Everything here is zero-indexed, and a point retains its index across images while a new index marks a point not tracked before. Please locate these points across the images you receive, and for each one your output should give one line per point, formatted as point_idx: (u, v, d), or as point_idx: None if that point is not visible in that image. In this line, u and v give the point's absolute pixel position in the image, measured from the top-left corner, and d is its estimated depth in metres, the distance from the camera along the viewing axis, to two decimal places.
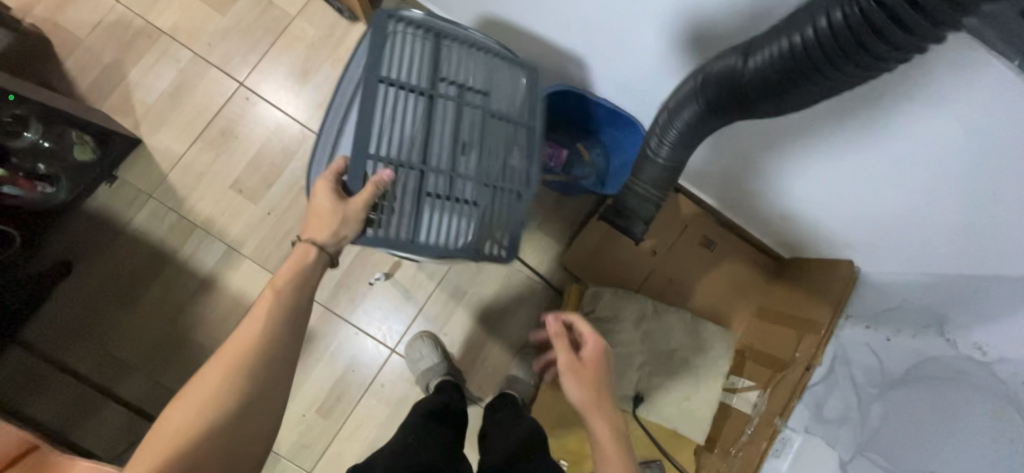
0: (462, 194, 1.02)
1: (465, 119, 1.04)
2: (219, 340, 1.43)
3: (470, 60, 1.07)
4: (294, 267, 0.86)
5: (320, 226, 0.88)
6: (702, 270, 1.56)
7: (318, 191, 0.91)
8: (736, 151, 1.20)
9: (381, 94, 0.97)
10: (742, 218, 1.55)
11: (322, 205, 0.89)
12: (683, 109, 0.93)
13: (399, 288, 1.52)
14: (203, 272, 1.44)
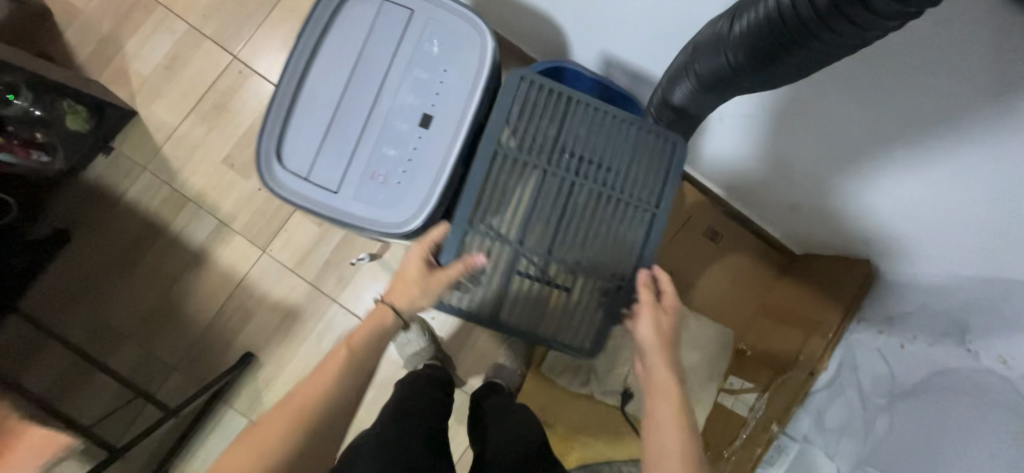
0: (557, 279, 0.97)
1: (583, 207, 0.96)
2: (208, 315, 1.44)
3: (599, 130, 0.96)
4: (373, 326, 0.90)
5: (402, 292, 0.92)
6: (703, 264, 1.50)
7: (408, 256, 0.95)
8: (772, 133, 1.08)
9: (495, 169, 0.93)
10: (751, 210, 1.44)
11: (408, 273, 0.93)
12: (677, 85, 0.87)
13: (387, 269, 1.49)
14: (194, 246, 1.44)
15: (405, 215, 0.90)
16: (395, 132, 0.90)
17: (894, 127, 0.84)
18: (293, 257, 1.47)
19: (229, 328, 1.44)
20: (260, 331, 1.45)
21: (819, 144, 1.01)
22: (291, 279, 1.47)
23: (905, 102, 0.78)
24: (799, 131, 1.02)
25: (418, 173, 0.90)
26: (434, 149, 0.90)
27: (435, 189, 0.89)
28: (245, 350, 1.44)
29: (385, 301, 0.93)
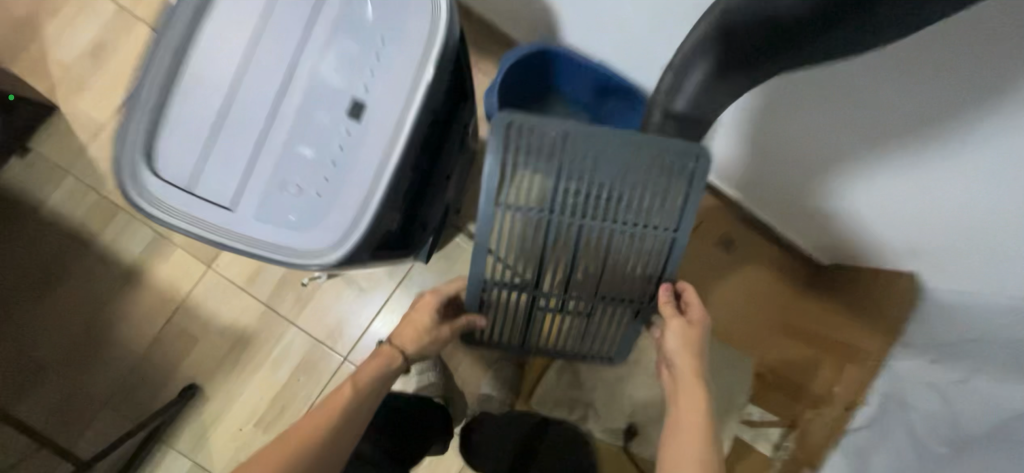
0: (575, 309, 0.94)
1: (600, 247, 0.87)
2: (144, 342, 1.24)
3: (604, 155, 0.80)
4: (378, 369, 0.85)
5: (412, 337, 0.90)
6: (717, 278, 1.31)
7: (420, 301, 0.93)
8: (779, 129, 0.91)
9: (505, 225, 0.85)
10: (769, 212, 1.23)
11: (421, 318, 0.91)
12: (692, 66, 0.67)
13: (354, 287, 1.29)
14: (128, 262, 1.25)
15: (336, 232, 0.70)
16: (319, 126, 0.70)
17: (892, 119, 0.74)
18: (244, 273, 1.27)
19: (170, 356, 1.25)
20: (206, 360, 1.26)
21: (812, 142, 0.88)
22: (242, 298, 1.27)
23: (908, 88, 0.67)
24: (786, 127, 0.89)
25: (349, 177, 0.70)
26: (366, 149, 0.70)
27: (372, 197, 0.70)
28: (188, 382, 1.25)
29: (392, 341, 0.90)
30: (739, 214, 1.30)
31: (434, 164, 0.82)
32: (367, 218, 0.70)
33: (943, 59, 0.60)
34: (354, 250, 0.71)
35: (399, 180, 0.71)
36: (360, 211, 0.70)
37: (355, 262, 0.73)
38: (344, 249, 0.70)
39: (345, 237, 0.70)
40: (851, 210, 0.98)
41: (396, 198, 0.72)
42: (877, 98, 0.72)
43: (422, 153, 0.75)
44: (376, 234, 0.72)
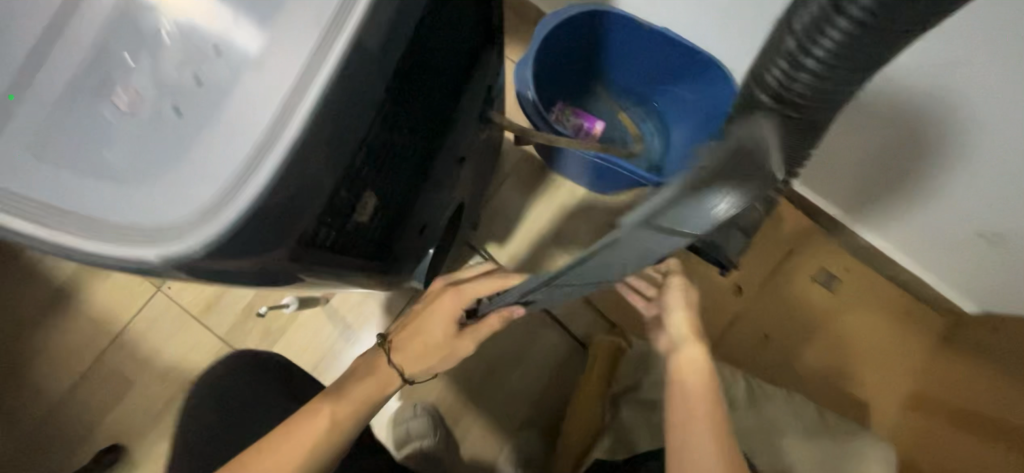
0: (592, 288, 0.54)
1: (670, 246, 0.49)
2: (66, 381, 0.97)
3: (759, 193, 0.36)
4: (366, 395, 0.61)
5: (416, 357, 0.61)
6: (816, 325, 0.99)
7: (435, 304, 0.62)
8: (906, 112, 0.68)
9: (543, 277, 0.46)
10: (898, 241, 0.90)
11: (434, 333, 0.61)
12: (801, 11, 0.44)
13: (335, 322, 0.99)
14: (60, 280, 1.00)
15: (169, 212, 0.34)
16: (205, 22, 0.37)
17: (933, 133, 0.68)
18: (199, 299, 1.00)
19: (95, 403, 0.97)
20: (137, 411, 0.97)
21: (866, 176, 0.82)
22: (193, 332, 0.99)
23: (920, 103, 0.65)
24: (838, 166, 0.84)
25: (229, 115, 0.34)
26: (280, 40, 0.35)
27: (262, 158, 0.33)
28: (112, 438, 0.96)
29: (393, 356, 0.62)
30: (844, 242, 0.98)
31: (433, 135, 0.52)
32: (243, 197, 0.33)
33: (939, 65, 0.59)
34: (198, 251, 0.34)
35: (339, 134, 0.36)
36: (230, 183, 0.33)
37: (221, 272, 0.37)
38: (177, 245, 0.33)
39: (185, 226, 0.34)
40: (932, 244, 0.86)
41: (351, 170, 0.40)
42: (898, 117, 0.69)
43: (406, 104, 0.44)
44: (290, 234, 0.37)
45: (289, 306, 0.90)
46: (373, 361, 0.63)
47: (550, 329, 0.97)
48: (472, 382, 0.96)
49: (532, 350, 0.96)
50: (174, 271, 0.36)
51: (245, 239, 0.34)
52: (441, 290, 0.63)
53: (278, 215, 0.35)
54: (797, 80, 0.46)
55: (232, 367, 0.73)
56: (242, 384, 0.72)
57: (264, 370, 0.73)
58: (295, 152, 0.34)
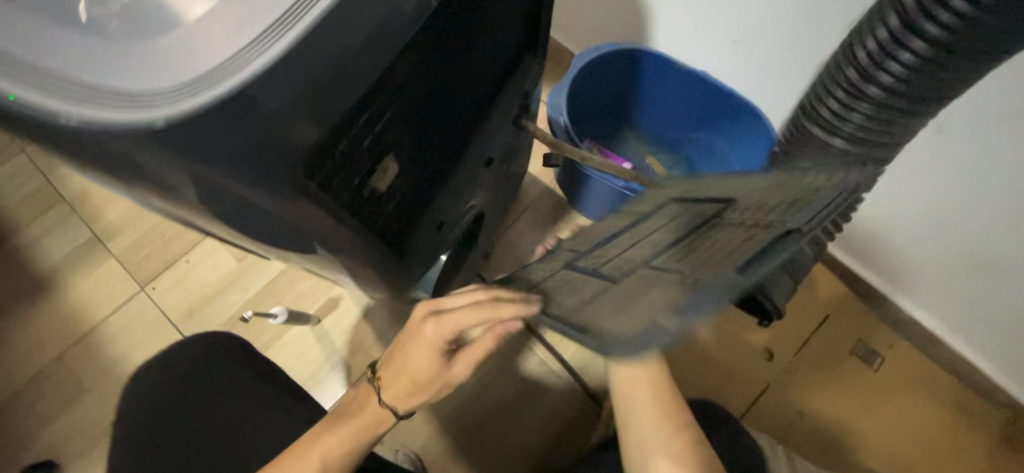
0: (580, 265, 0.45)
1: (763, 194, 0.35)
2: (17, 381, 0.88)
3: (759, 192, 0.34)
4: (360, 433, 0.54)
5: (406, 391, 0.52)
6: (857, 406, 0.88)
7: (415, 336, 0.50)
8: (953, 174, 0.63)
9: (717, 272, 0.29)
10: (946, 317, 0.82)
11: (418, 369, 0.50)
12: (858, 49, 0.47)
13: (323, 345, 0.90)
14: (42, 268, 0.94)
15: (85, 72, 0.24)
16: None
17: (969, 199, 0.64)
18: (181, 304, 0.92)
19: (40, 410, 0.86)
20: (83, 425, 0.85)
21: (903, 245, 0.77)
22: (167, 340, 0.90)
23: (971, 162, 0.60)
24: (878, 230, 0.79)
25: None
26: None
27: (245, 57, 0.23)
28: (47, 454, 0.84)
29: (382, 393, 0.54)
30: (885, 314, 0.90)
31: (468, 121, 0.46)
32: (198, 95, 0.23)
33: (989, 122, 0.55)
34: (105, 136, 0.23)
35: (354, 59, 0.27)
36: (188, 70, 0.24)
37: (143, 175, 0.26)
38: (69, 108, 0.23)
39: (98, 97, 0.23)
40: (983, 323, 0.78)
41: (377, 122, 0.33)
42: (935, 176, 0.65)
43: (449, 66, 0.38)
44: (271, 174, 0.27)
45: (278, 318, 0.82)
46: (362, 397, 0.55)
47: (557, 377, 0.87)
48: (464, 431, 0.84)
49: (535, 401, 0.86)
50: (64, 144, 0.25)
51: (215, 163, 0.26)
52: (418, 317, 0.51)
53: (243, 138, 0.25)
54: (857, 109, 0.50)
55: (176, 346, 0.66)
56: (188, 362, 0.65)
57: (213, 349, 0.66)
58: (289, 60, 0.24)
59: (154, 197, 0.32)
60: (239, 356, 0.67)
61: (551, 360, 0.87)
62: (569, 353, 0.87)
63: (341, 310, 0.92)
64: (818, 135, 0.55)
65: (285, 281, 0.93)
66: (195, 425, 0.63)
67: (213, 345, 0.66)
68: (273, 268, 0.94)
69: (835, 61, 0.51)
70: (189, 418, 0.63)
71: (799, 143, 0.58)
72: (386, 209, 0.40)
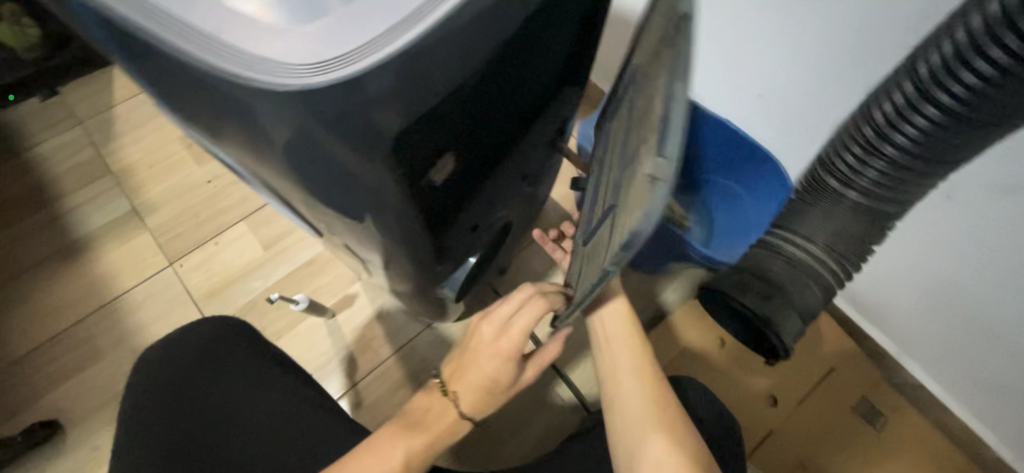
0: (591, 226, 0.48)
1: (646, 76, 0.39)
2: (36, 339, 0.90)
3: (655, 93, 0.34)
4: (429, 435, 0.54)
5: (476, 397, 0.53)
6: (857, 464, 0.87)
7: (481, 345, 0.52)
8: (952, 242, 0.65)
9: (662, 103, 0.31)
10: (952, 384, 0.82)
11: (489, 377, 0.51)
12: (874, 112, 0.51)
13: (335, 338, 0.92)
14: (79, 234, 0.98)
15: (220, 28, 0.27)
16: None
17: (968, 269, 0.66)
18: (204, 284, 0.95)
19: (53, 370, 0.88)
20: (91, 390, 0.87)
21: (909, 307, 0.79)
22: (184, 316, 0.93)
23: (968, 231, 0.62)
24: (885, 290, 0.81)
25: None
26: None
27: (364, 48, 0.27)
28: (50, 415, 0.85)
29: (458, 405, 0.54)
30: (891, 375, 0.90)
31: (514, 133, 0.50)
32: (321, 74, 0.27)
33: (983, 196, 0.58)
34: (220, 82, 0.27)
35: (438, 66, 0.31)
36: (301, 54, 0.27)
37: (250, 126, 0.30)
38: (192, 53, 0.27)
39: (232, 54, 0.27)
40: (985, 394, 0.78)
41: (441, 124, 0.36)
42: (933, 243, 0.67)
43: (507, 82, 0.41)
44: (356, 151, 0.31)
45: (297, 306, 0.85)
46: (430, 403, 0.55)
47: (559, 398, 0.87)
48: (462, 442, 0.85)
49: (535, 420, 0.86)
50: (193, 89, 0.29)
51: (302, 132, 0.30)
52: (484, 330, 0.52)
53: (345, 116, 0.29)
54: (872, 166, 0.53)
55: (183, 330, 0.64)
56: (181, 350, 0.62)
57: (204, 332, 0.64)
58: (385, 66, 0.28)
59: (241, 149, 0.36)
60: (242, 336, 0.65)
61: (555, 380, 0.88)
62: (573, 375, 0.88)
63: (356, 307, 0.94)
64: (834, 186, 0.58)
65: (306, 273, 0.96)
66: (200, 416, 0.59)
67: (204, 328, 0.64)
68: (296, 260, 0.97)
69: (854, 119, 0.55)
70: (194, 409, 0.59)
71: (815, 192, 0.61)
72: (436, 202, 0.44)
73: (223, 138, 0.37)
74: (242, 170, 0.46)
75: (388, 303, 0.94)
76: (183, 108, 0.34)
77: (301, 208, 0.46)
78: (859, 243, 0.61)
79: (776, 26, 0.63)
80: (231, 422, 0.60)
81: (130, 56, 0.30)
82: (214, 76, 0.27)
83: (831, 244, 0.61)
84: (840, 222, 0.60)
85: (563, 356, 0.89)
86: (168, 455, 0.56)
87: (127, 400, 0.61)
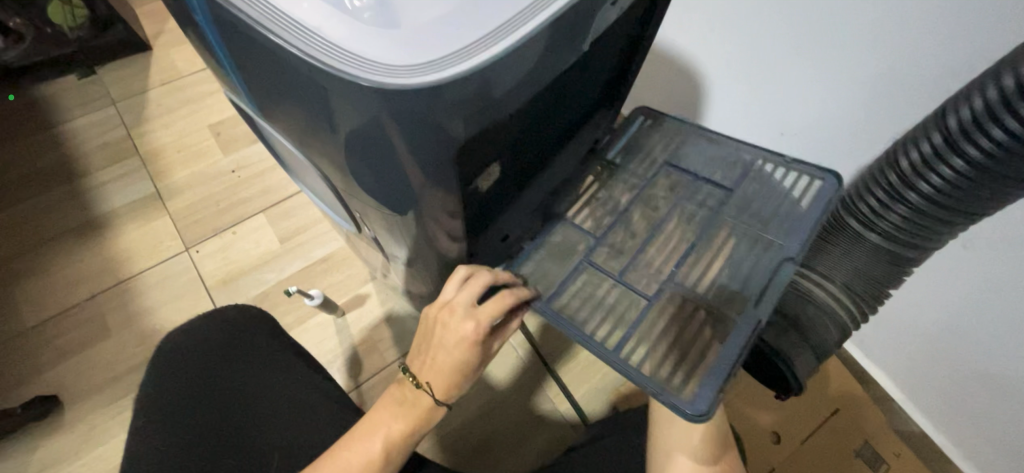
0: (616, 235, 0.53)
1: (756, 170, 0.54)
2: (46, 311, 0.90)
3: (777, 188, 0.52)
4: (405, 420, 0.52)
5: (448, 382, 0.50)
6: None
7: (445, 331, 0.48)
8: (961, 293, 0.67)
9: (740, 307, 0.46)
10: (956, 434, 0.82)
11: (455, 363, 0.48)
12: (900, 158, 0.53)
13: (343, 336, 0.92)
14: (101, 212, 0.99)
15: (314, 21, 0.28)
16: None
17: (976, 318, 0.66)
18: (217, 271, 0.95)
19: (59, 345, 0.88)
20: (94, 368, 0.86)
21: (917, 354, 0.80)
22: (194, 302, 0.93)
23: (974, 283, 0.64)
24: (894, 336, 0.82)
25: (423, 9, 0.30)
26: None
27: (443, 61, 0.29)
28: (53, 390, 0.85)
29: (431, 393, 0.51)
30: (895, 422, 0.88)
31: (554, 145, 0.51)
32: (403, 81, 0.28)
33: (994, 250, 0.60)
34: (300, 64, 0.28)
35: (500, 78, 0.32)
36: (377, 50, 0.28)
37: (320, 108, 0.32)
38: (271, 36, 0.28)
39: (312, 39, 0.28)
40: (990, 446, 0.78)
41: (497, 131, 0.38)
42: (940, 291, 0.69)
43: (555, 101, 0.43)
44: (415, 146, 0.33)
45: (312, 300, 0.85)
46: (405, 394, 0.53)
47: (561, 415, 0.87)
48: (460, 452, 0.84)
49: (534, 435, 0.85)
50: (273, 65, 0.30)
51: (367, 122, 0.31)
52: (446, 317, 0.48)
53: (415, 115, 0.30)
54: (896, 210, 0.55)
55: (215, 313, 0.65)
56: (199, 339, 0.62)
57: (198, 331, 0.63)
58: (452, 76, 0.29)
59: (300, 128, 0.38)
60: (269, 328, 0.66)
61: (558, 398, 0.88)
62: (577, 394, 0.88)
63: (366, 308, 0.94)
64: (854, 226, 0.60)
65: (320, 269, 0.96)
66: (227, 418, 0.57)
67: (196, 329, 0.63)
68: (312, 255, 0.98)
69: (880, 163, 0.56)
70: (209, 391, 0.58)
71: (834, 230, 0.63)
72: (476, 204, 0.45)
73: (291, 123, 0.38)
74: (295, 153, 0.48)
75: (399, 307, 0.94)
76: (254, 84, 0.36)
77: (344, 195, 0.48)
78: (877, 284, 0.62)
79: (813, 67, 0.64)
80: (246, 407, 0.59)
81: (216, 30, 0.31)
82: (303, 63, 0.28)
83: (847, 283, 0.63)
84: (858, 262, 0.61)
85: (567, 374, 0.89)
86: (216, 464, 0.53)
87: (136, 437, 0.55)
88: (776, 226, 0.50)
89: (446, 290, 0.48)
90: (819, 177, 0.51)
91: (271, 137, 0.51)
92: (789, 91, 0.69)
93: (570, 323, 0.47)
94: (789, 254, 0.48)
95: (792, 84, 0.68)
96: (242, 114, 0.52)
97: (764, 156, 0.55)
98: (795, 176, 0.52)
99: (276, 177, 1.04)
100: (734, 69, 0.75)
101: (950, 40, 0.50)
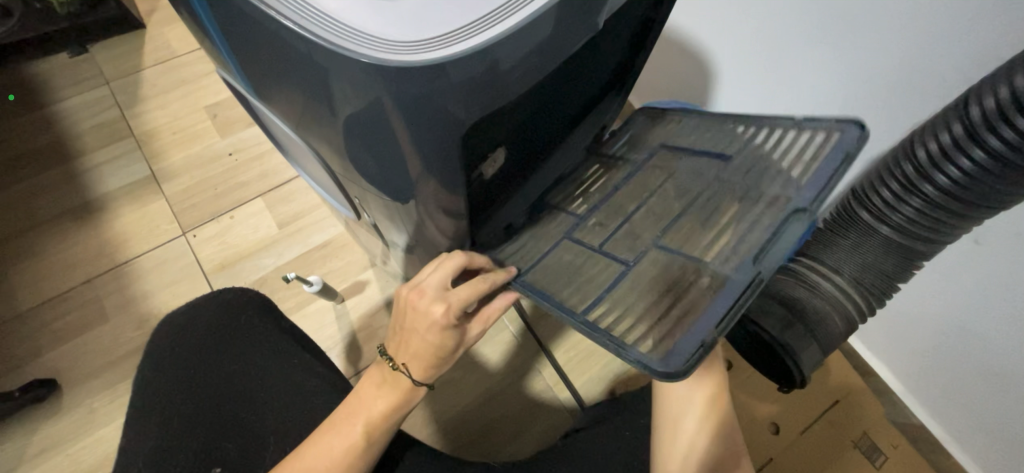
0: (608, 214, 0.50)
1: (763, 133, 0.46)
2: (42, 293, 0.89)
3: (784, 146, 0.44)
4: (388, 403, 0.51)
5: (423, 364, 0.49)
6: None
7: (415, 313, 0.46)
8: (967, 286, 0.66)
9: (735, 263, 0.37)
10: (954, 426, 0.82)
11: (429, 346, 0.47)
12: (918, 148, 0.51)
13: (342, 322, 0.91)
14: (96, 194, 0.98)
15: None
16: None
17: (982, 312, 0.66)
18: (215, 256, 0.94)
19: (55, 329, 0.87)
20: (91, 352, 0.86)
21: (920, 347, 0.79)
22: (192, 286, 0.92)
23: (980, 276, 0.63)
24: (900, 331, 0.81)
25: None
26: None
27: (453, 34, 0.27)
28: (50, 374, 0.84)
29: (407, 374, 0.50)
30: (893, 414, 0.88)
31: (562, 133, 0.50)
32: (411, 56, 0.27)
33: (1002, 243, 0.59)
34: (298, 41, 0.27)
35: (509, 60, 0.30)
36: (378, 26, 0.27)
37: (320, 92, 0.31)
38: (267, 12, 0.26)
39: (311, 14, 0.26)
40: (988, 439, 0.78)
41: (500, 117, 0.36)
42: (947, 284, 0.68)
43: (562, 87, 0.42)
44: (418, 130, 0.31)
45: (310, 287, 0.84)
46: (384, 375, 0.51)
47: (559, 403, 0.86)
48: (460, 439, 0.84)
49: (532, 423, 0.85)
50: (268, 42, 0.29)
51: (371, 105, 0.30)
52: (416, 300, 0.46)
53: (420, 99, 0.29)
54: (910, 203, 0.54)
55: (206, 299, 0.63)
56: (191, 327, 0.61)
57: (187, 323, 0.61)
58: (457, 59, 0.27)
59: (295, 109, 0.36)
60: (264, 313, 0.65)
61: (558, 387, 0.87)
62: (576, 383, 0.87)
63: (365, 295, 0.93)
64: (866, 219, 0.59)
65: (319, 255, 0.95)
66: (219, 407, 0.56)
67: (185, 321, 0.61)
68: (311, 241, 0.96)
69: (894, 154, 0.55)
70: (199, 378, 0.58)
71: (843, 223, 0.62)
72: (481, 192, 0.43)
73: (287, 104, 0.36)
74: (292, 136, 0.46)
75: None
76: (248, 63, 0.34)
77: (343, 180, 0.46)
78: (884, 279, 0.61)
79: (830, 53, 0.62)
80: (235, 394, 0.58)
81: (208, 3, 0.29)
82: (302, 41, 0.27)
83: (856, 278, 0.63)
84: (867, 256, 0.61)
85: (567, 363, 0.89)
86: (211, 457, 0.53)
87: (131, 430, 0.55)
88: (784, 183, 0.40)
89: (421, 273, 0.48)
90: (837, 129, 0.40)
91: (268, 120, 0.49)
92: (804, 77, 0.67)
93: (543, 290, 0.44)
94: (799, 206, 0.38)
95: (805, 71, 0.66)
96: (236, 94, 0.50)
97: (768, 125, 0.46)
98: (808, 135, 0.42)
99: (274, 161, 1.02)
100: (747, 53, 0.73)
101: (975, 25, 0.48)
